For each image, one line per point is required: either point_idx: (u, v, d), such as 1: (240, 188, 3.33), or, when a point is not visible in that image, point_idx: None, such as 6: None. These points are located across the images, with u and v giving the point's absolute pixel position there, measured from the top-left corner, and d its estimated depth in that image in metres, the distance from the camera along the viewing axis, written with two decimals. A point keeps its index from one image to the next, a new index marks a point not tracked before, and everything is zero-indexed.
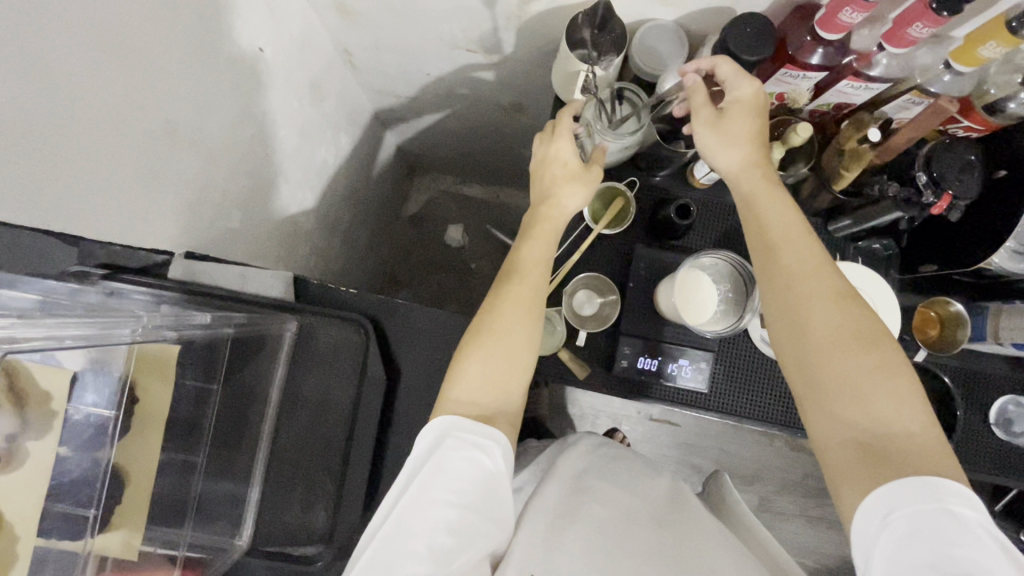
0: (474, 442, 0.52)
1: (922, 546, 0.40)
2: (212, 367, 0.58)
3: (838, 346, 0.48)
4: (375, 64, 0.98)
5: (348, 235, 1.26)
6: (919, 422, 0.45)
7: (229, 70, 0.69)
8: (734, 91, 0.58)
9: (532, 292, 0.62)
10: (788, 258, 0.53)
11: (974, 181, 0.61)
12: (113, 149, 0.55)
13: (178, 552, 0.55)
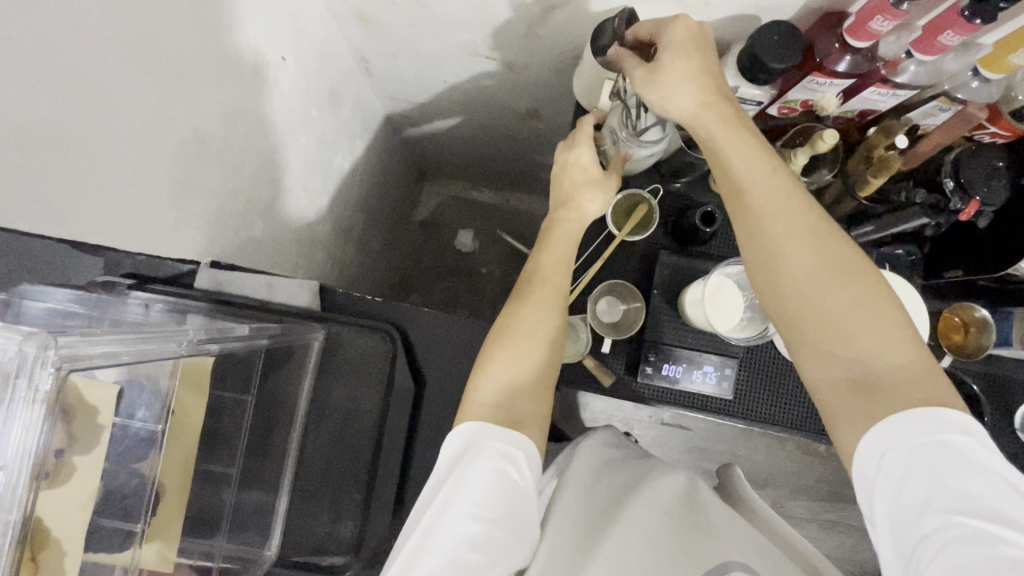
0: (502, 452, 0.50)
1: (919, 483, 0.40)
2: (247, 379, 0.59)
3: (813, 284, 0.48)
4: (391, 71, 0.98)
5: (361, 242, 1.26)
6: (907, 349, 0.45)
7: (252, 79, 0.69)
8: (667, 35, 0.57)
9: (555, 295, 0.61)
10: (753, 200, 0.53)
11: (998, 189, 0.61)
12: (140, 159, 0.56)
13: (213, 562, 0.56)
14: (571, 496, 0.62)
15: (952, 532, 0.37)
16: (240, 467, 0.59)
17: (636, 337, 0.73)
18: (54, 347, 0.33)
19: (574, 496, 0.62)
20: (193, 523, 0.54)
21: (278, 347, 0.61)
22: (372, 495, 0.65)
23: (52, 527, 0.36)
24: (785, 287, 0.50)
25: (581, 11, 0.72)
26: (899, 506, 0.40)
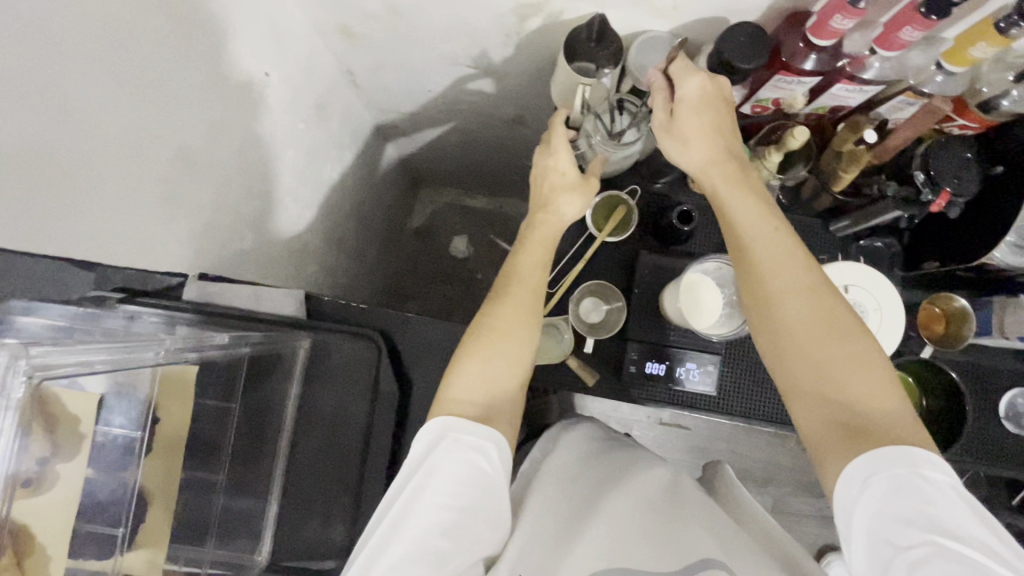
0: (471, 443, 0.53)
1: (901, 508, 0.43)
2: (230, 388, 0.58)
3: (813, 335, 0.52)
4: (377, 82, 1.00)
5: (355, 251, 1.28)
6: (897, 404, 0.49)
7: (237, 96, 0.71)
8: (682, 88, 0.62)
9: (531, 294, 0.63)
10: (760, 256, 0.56)
11: (970, 180, 0.62)
12: (125, 176, 0.57)
13: (200, 569, 0.56)
14: (551, 484, 0.62)
15: (927, 555, 0.41)
16: (221, 487, 0.59)
17: (619, 335, 0.74)
18: (29, 355, 0.35)
19: (553, 484, 0.62)
20: (183, 527, 0.54)
21: (261, 354, 0.62)
22: (362, 498, 0.66)
23: (37, 532, 0.38)
24: (785, 332, 0.53)
25: (555, 18, 0.73)
26: (881, 527, 0.44)
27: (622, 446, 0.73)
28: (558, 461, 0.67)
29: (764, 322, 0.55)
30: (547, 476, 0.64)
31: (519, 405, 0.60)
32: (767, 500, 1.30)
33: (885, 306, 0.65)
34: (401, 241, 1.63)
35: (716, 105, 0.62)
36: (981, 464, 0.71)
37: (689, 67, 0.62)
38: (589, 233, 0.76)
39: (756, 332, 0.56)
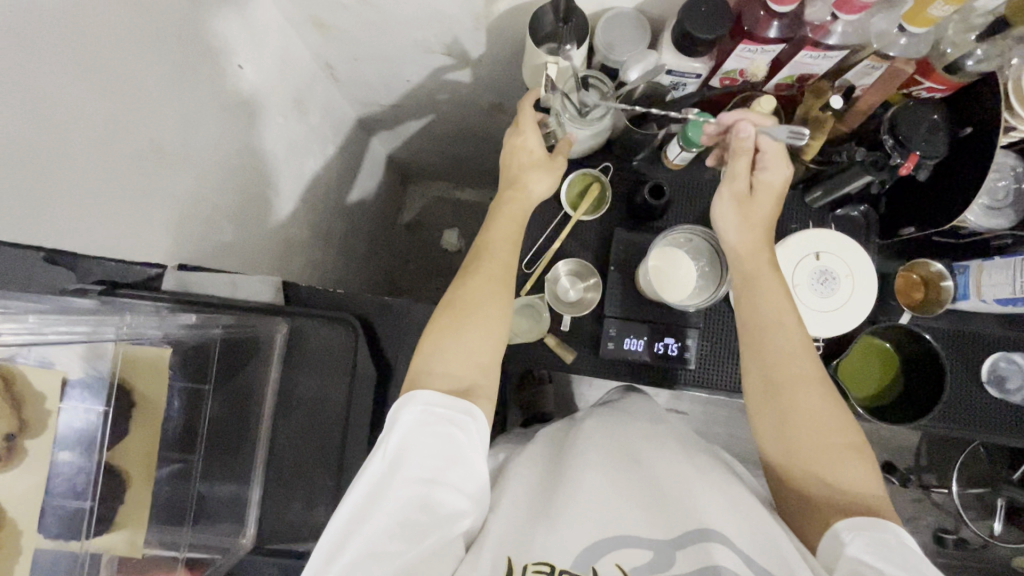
0: (448, 417, 0.54)
1: (890, 555, 0.46)
2: (204, 370, 0.60)
3: (818, 411, 0.55)
4: (355, 75, 1.01)
5: (344, 246, 1.28)
6: (873, 486, 0.53)
7: (211, 91, 0.72)
8: (770, 171, 0.64)
9: (500, 269, 0.63)
10: (779, 338, 0.58)
11: (941, 138, 0.62)
12: (98, 169, 0.58)
13: (178, 553, 0.58)
14: (531, 462, 0.63)
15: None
16: (200, 465, 0.61)
17: (597, 313, 0.74)
18: None
19: (534, 463, 0.63)
20: (163, 513, 0.56)
21: (235, 338, 0.63)
22: (344, 481, 0.66)
23: (10, 509, 0.40)
24: (785, 402, 0.56)
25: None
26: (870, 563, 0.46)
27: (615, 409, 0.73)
28: (538, 445, 0.68)
29: (768, 390, 0.57)
30: (526, 458, 0.65)
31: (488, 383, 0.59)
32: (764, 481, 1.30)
33: (857, 271, 0.65)
34: (392, 236, 1.63)
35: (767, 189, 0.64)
36: (956, 428, 0.72)
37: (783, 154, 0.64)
38: (565, 212, 0.76)
39: (750, 394, 0.59)
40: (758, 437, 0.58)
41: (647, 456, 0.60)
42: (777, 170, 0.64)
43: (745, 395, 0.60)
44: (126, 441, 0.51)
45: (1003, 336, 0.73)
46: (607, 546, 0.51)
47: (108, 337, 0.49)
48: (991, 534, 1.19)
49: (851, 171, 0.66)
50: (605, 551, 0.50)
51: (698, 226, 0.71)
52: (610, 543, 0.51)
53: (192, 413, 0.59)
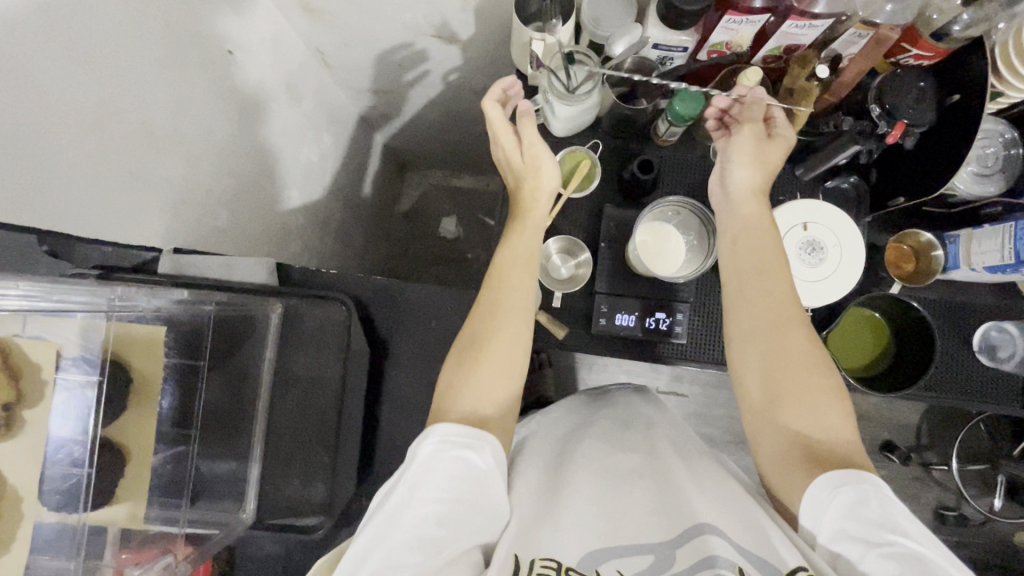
0: (465, 441, 0.53)
1: (871, 511, 0.46)
2: (197, 347, 0.62)
3: (803, 354, 0.55)
4: (347, 60, 1.01)
5: (342, 233, 1.29)
6: (852, 435, 0.53)
7: (201, 75, 0.72)
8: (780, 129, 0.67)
9: (516, 296, 0.62)
10: (773, 283, 0.59)
11: (925, 106, 0.62)
12: (92, 153, 0.59)
13: (178, 528, 0.60)
14: (537, 464, 0.64)
15: (894, 555, 0.44)
16: (196, 437, 0.63)
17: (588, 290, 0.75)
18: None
19: (541, 464, 0.64)
20: (161, 487, 0.59)
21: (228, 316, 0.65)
22: (339, 457, 0.67)
23: (10, 477, 0.41)
24: (766, 344, 0.57)
25: None
26: (855, 526, 0.46)
27: (617, 417, 0.74)
28: (543, 446, 0.69)
29: (752, 332, 0.58)
30: (531, 458, 0.66)
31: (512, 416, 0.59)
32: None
33: (845, 241, 0.65)
34: (389, 225, 1.63)
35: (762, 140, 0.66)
36: (945, 396, 0.72)
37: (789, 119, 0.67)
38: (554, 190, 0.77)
39: (734, 337, 0.60)
40: (739, 382, 0.58)
41: (656, 465, 0.62)
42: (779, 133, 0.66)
43: (732, 342, 0.60)
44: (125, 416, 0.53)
45: (992, 305, 0.73)
46: (613, 553, 0.51)
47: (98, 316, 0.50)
48: (992, 510, 1.19)
49: (838, 141, 0.65)
50: (610, 558, 0.51)
51: (682, 197, 0.72)
52: (615, 550, 0.52)
53: (187, 388, 0.62)
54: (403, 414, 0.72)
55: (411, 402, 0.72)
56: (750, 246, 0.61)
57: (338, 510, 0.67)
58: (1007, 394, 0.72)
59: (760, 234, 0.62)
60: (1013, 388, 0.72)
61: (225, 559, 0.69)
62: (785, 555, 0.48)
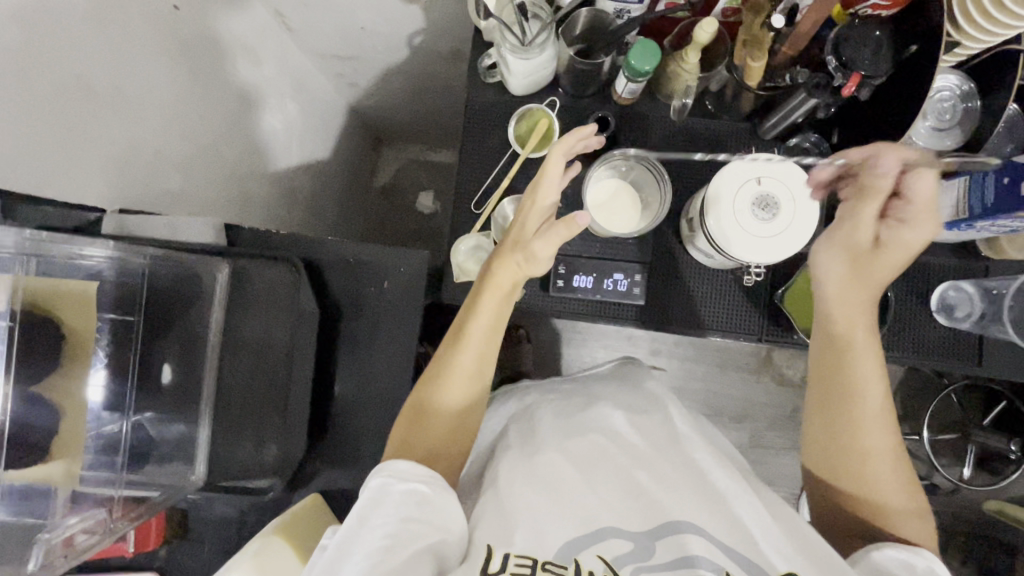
0: (404, 471, 0.54)
1: (917, 575, 0.49)
2: (133, 300, 0.62)
3: (883, 446, 0.56)
4: (311, 22, 0.94)
5: (320, 209, 1.22)
6: (930, 533, 0.55)
7: (145, 28, 0.67)
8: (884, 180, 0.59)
9: (486, 327, 0.62)
10: (869, 368, 0.58)
11: (883, 56, 0.60)
12: (18, 104, 0.54)
13: (115, 490, 0.60)
14: (511, 450, 0.65)
15: None
16: (132, 393, 0.62)
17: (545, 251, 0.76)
18: None
19: (515, 450, 0.65)
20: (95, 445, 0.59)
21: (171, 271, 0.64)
22: (289, 419, 0.67)
23: None
24: (844, 431, 0.57)
25: None
26: (896, 574, 0.50)
27: (567, 395, 0.76)
28: (515, 432, 0.70)
29: (823, 396, 0.60)
30: (508, 447, 0.66)
31: (472, 424, 0.62)
32: (742, 435, 1.30)
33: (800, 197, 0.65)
34: (365, 200, 1.56)
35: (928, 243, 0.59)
36: (897, 354, 0.73)
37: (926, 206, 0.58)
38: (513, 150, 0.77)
39: (812, 394, 0.61)
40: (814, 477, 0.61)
41: (627, 444, 0.62)
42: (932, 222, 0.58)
43: (811, 422, 0.61)
44: (56, 371, 0.51)
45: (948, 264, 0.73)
46: (592, 540, 0.53)
47: (14, 267, 0.49)
48: (960, 479, 1.20)
49: (795, 95, 0.64)
50: (589, 545, 0.53)
51: (637, 150, 0.70)
52: (594, 536, 0.53)
53: (122, 343, 0.61)
54: (360, 378, 0.71)
55: (369, 365, 0.71)
56: (839, 320, 0.60)
57: (291, 470, 0.67)
58: (959, 352, 0.73)
59: (852, 291, 0.61)
60: (965, 346, 0.72)
61: (180, 521, 0.69)
62: (772, 558, 0.51)
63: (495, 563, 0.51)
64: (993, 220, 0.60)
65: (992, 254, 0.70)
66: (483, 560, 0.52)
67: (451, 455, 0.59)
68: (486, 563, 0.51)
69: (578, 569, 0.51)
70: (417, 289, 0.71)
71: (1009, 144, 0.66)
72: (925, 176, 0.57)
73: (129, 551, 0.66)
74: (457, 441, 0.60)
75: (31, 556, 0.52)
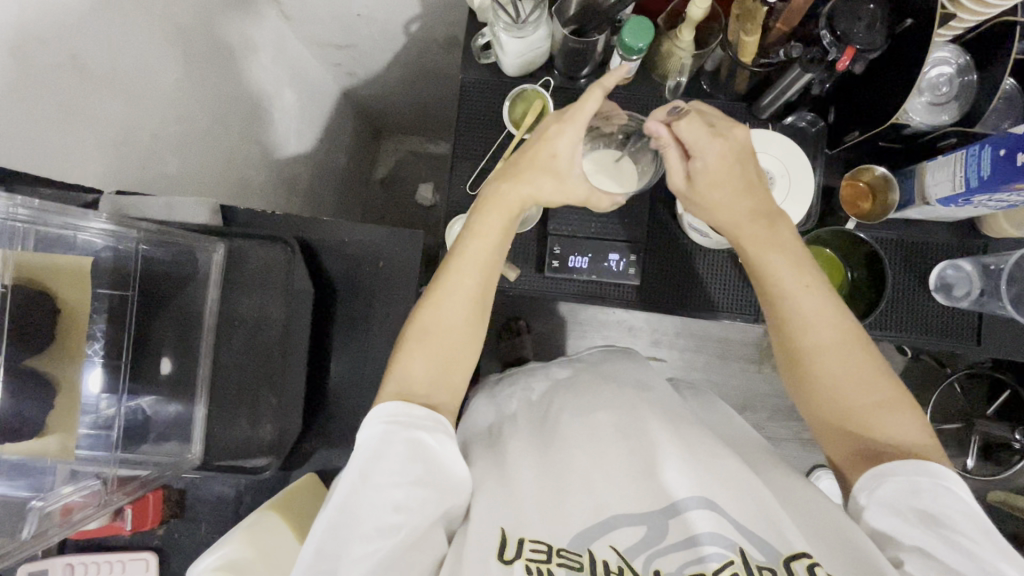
0: (412, 423, 0.53)
1: (923, 502, 0.48)
2: (126, 278, 0.62)
3: (843, 357, 0.54)
4: (307, 10, 0.93)
5: (318, 200, 1.22)
6: (918, 435, 0.52)
7: (140, 10, 0.67)
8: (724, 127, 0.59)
9: (491, 246, 0.61)
10: (798, 297, 0.56)
11: (877, 30, 0.60)
12: (13, 82, 0.54)
13: (107, 470, 0.61)
14: (521, 437, 0.65)
15: (948, 541, 0.46)
16: (127, 366, 0.63)
17: (540, 232, 0.76)
18: None
19: (526, 438, 0.64)
20: (93, 423, 0.59)
21: (169, 249, 0.65)
22: (285, 398, 0.67)
23: None
24: (809, 354, 0.55)
25: None
26: (896, 503, 0.49)
27: (574, 377, 0.75)
28: (526, 421, 0.69)
29: (772, 310, 0.58)
30: (520, 433, 0.66)
31: (473, 350, 0.60)
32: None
33: (794, 171, 0.66)
34: (365, 192, 1.53)
35: (724, 156, 0.58)
36: (896, 332, 0.72)
37: (706, 132, 0.58)
38: (508, 132, 0.77)
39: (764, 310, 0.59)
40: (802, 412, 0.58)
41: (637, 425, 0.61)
42: (725, 132, 0.58)
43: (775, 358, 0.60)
44: (50, 348, 0.52)
45: (946, 242, 0.73)
46: (604, 528, 0.51)
47: (8, 244, 0.49)
48: (965, 468, 1.18)
49: (789, 71, 0.64)
50: (602, 533, 0.51)
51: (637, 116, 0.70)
52: (607, 525, 0.51)
53: (118, 318, 0.61)
54: (357, 359, 0.71)
55: (366, 345, 0.71)
56: (755, 257, 0.58)
57: (287, 450, 0.67)
58: (957, 330, 0.72)
59: (728, 194, 0.59)
60: (964, 324, 0.72)
61: (176, 502, 0.70)
62: (788, 537, 0.49)
63: (510, 550, 0.50)
64: (991, 194, 0.59)
65: (990, 231, 0.70)
66: (498, 544, 0.50)
67: (454, 381, 0.59)
68: (501, 548, 0.50)
69: (593, 559, 0.49)
70: (411, 269, 0.71)
71: (1006, 120, 0.67)
72: (684, 124, 0.57)
73: (126, 531, 0.68)
74: (460, 366, 0.59)
75: (26, 524, 0.53)
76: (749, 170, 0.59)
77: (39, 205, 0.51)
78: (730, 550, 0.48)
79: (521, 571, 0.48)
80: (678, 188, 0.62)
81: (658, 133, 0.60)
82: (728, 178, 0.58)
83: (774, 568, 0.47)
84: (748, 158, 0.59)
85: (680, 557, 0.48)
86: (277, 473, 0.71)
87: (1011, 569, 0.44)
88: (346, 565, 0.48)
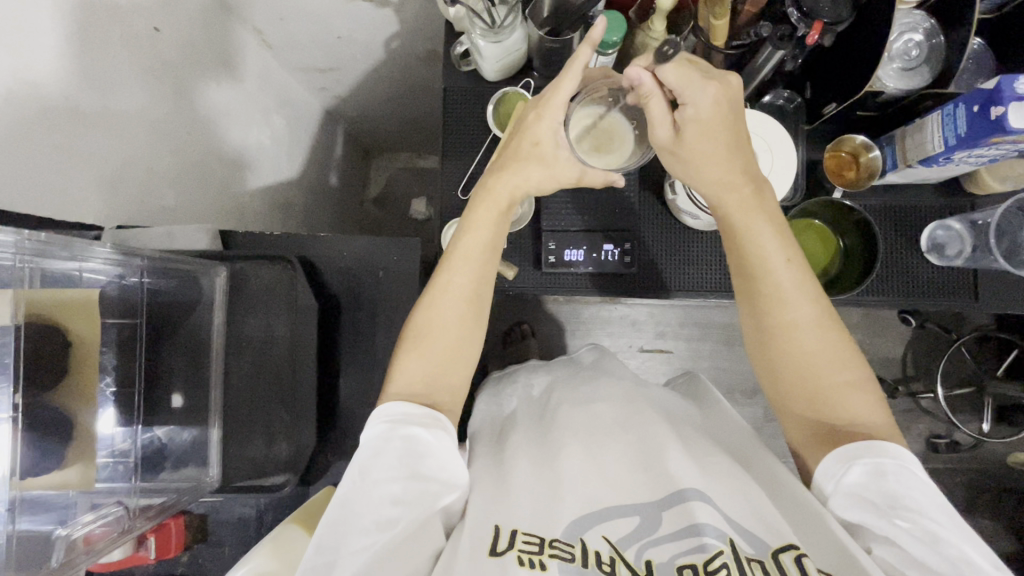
0: (414, 420, 0.54)
1: (888, 486, 0.49)
2: (134, 306, 0.63)
3: (817, 334, 0.55)
4: (289, 38, 0.96)
5: (314, 223, 1.23)
6: (877, 417, 0.53)
7: (127, 50, 0.69)
8: (722, 79, 0.57)
9: (482, 249, 0.63)
10: (782, 269, 0.56)
11: (842, 3, 0.61)
12: (9, 128, 0.56)
13: (126, 497, 0.62)
14: (521, 430, 0.66)
15: (911, 527, 0.47)
16: (140, 399, 0.64)
17: (535, 229, 0.78)
18: None
19: (530, 429, 0.66)
20: (111, 452, 0.60)
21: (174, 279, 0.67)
22: (298, 414, 0.68)
23: None
24: (785, 322, 0.55)
25: None
26: (862, 492, 0.49)
27: (575, 371, 0.78)
28: (529, 415, 0.71)
29: (748, 273, 0.58)
30: (523, 426, 0.67)
31: (468, 351, 0.61)
32: (756, 410, 1.29)
33: (777, 148, 0.68)
34: (360, 211, 1.54)
35: (713, 107, 0.56)
36: (892, 296, 0.74)
37: (693, 78, 0.56)
38: (496, 134, 0.79)
39: (738, 275, 0.59)
40: (767, 394, 0.59)
41: (637, 420, 0.63)
42: (719, 79, 0.57)
43: (741, 328, 0.61)
44: (65, 380, 0.53)
45: (931, 203, 0.74)
46: (598, 518, 0.52)
47: (18, 282, 0.50)
48: (981, 432, 1.17)
49: (761, 51, 0.66)
50: (593, 525, 0.51)
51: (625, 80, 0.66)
52: (600, 515, 0.52)
53: (127, 348, 0.63)
54: (362, 370, 0.73)
55: (372, 355, 0.72)
56: (738, 225, 0.58)
57: (303, 464, 0.68)
58: (952, 289, 0.73)
59: (714, 153, 0.58)
60: (960, 283, 0.73)
61: (198, 527, 0.73)
62: (777, 532, 0.49)
63: (502, 542, 0.49)
64: (971, 149, 0.60)
65: (974, 187, 0.72)
66: (491, 539, 0.50)
67: (453, 379, 0.60)
68: (493, 542, 0.50)
69: (585, 549, 0.49)
70: (410, 277, 0.73)
71: (978, 78, 0.69)
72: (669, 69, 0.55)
73: (150, 560, 0.68)
74: (455, 363, 0.60)
75: (53, 553, 0.53)
76: (737, 127, 0.58)
77: (46, 239, 0.49)
78: (720, 541, 0.48)
79: (513, 560, 0.48)
80: (662, 142, 0.60)
81: (639, 79, 0.58)
82: (716, 132, 0.57)
83: (764, 560, 0.47)
84: (737, 112, 0.58)
85: (672, 548, 0.49)
86: (295, 488, 0.72)
87: (974, 551, 0.46)
88: (344, 558, 0.49)
